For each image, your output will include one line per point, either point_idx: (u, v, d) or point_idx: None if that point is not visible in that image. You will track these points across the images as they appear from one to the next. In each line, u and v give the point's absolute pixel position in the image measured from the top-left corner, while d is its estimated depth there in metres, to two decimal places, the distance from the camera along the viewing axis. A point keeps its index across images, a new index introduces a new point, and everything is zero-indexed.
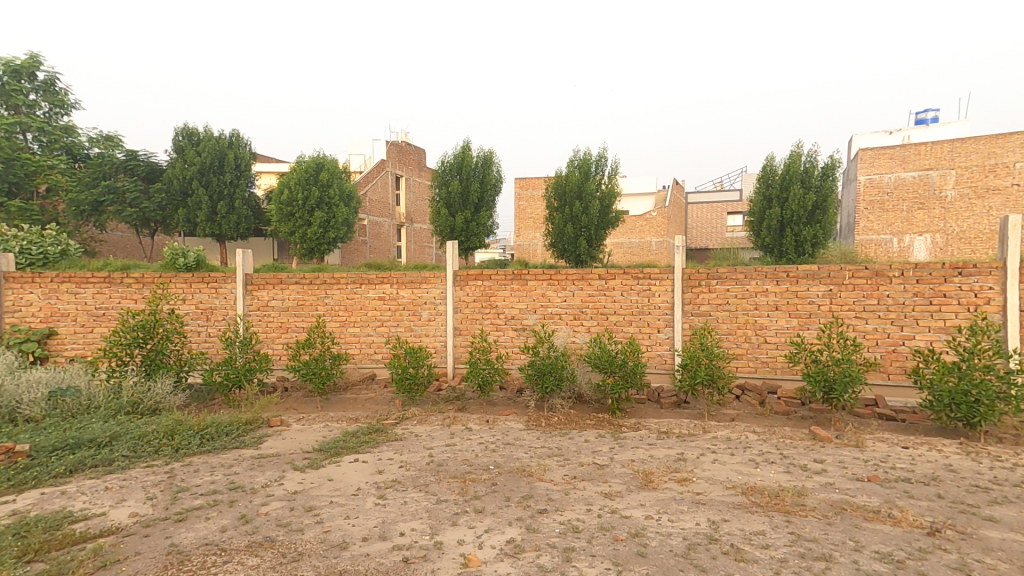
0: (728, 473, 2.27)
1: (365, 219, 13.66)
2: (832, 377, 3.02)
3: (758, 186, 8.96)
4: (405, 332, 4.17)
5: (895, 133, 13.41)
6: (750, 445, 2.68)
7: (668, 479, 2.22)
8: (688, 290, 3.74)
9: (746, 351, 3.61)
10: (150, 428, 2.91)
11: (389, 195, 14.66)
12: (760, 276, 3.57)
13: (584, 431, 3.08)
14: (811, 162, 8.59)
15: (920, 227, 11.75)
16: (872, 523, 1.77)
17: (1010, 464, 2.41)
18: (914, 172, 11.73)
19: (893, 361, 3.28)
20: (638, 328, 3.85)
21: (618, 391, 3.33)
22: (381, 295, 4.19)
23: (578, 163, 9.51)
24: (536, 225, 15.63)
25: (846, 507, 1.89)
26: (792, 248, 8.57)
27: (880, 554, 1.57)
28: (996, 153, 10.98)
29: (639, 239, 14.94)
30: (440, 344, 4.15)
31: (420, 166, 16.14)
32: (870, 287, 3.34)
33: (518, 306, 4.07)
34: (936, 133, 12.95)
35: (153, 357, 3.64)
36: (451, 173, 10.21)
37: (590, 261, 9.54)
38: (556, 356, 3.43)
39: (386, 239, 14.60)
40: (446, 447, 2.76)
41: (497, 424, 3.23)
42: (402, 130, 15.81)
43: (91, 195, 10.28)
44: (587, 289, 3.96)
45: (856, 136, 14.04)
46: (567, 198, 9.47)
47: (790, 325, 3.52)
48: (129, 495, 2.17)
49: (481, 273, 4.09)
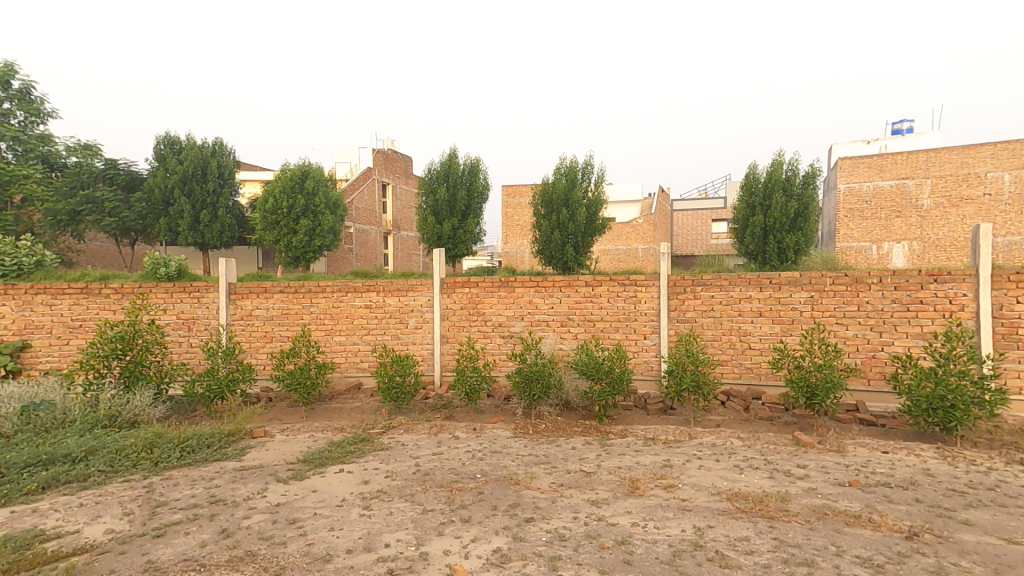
0: (712, 479, 2.29)
1: (351, 227, 13.61)
2: (814, 383, 3.05)
3: (741, 194, 9.07)
4: (392, 341, 4.15)
5: (872, 142, 13.68)
6: (735, 451, 2.70)
7: (654, 485, 2.22)
8: (673, 297, 3.77)
9: (730, 357, 3.65)
10: (128, 442, 2.85)
11: (376, 204, 14.63)
12: (744, 283, 3.62)
13: (571, 438, 3.08)
14: (792, 171, 8.73)
15: (898, 235, 11.96)
16: (853, 528, 1.79)
17: (986, 468, 2.46)
18: (891, 181, 11.97)
19: (873, 366, 3.33)
20: (625, 335, 3.87)
21: (605, 398, 3.34)
22: (368, 303, 4.17)
23: (565, 171, 9.57)
24: (523, 232, 15.66)
25: (828, 512, 1.91)
26: (775, 255, 8.67)
27: (861, 558, 1.59)
28: (969, 163, 11.25)
29: (625, 246, 15.04)
30: (427, 352, 4.13)
31: (407, 174, 16.12)
32: (850, 294, 3.39)
33: (505, 314, 4.07)
34: (912, 142, 13.23)
35: (132, 369, 3.57)
36: (438, 181, 10.21)
37: (577, 268, 9.57)
38: (544, 363, 3.43)
39: (373, 247, 14.55)
40: (433, 455, 2.75)
41: (484, 432, 3.22)
42: (389, 137, 15.80)
43: (68, 205, 10.09)
44: (573, 296, 3.98)
45: (835, 145, 14.30)
46: (554, 205, 9.52)
47: (773, 331, 3.56)
48: (104, 511, 2.13)
49: (468, 281, 4.09)
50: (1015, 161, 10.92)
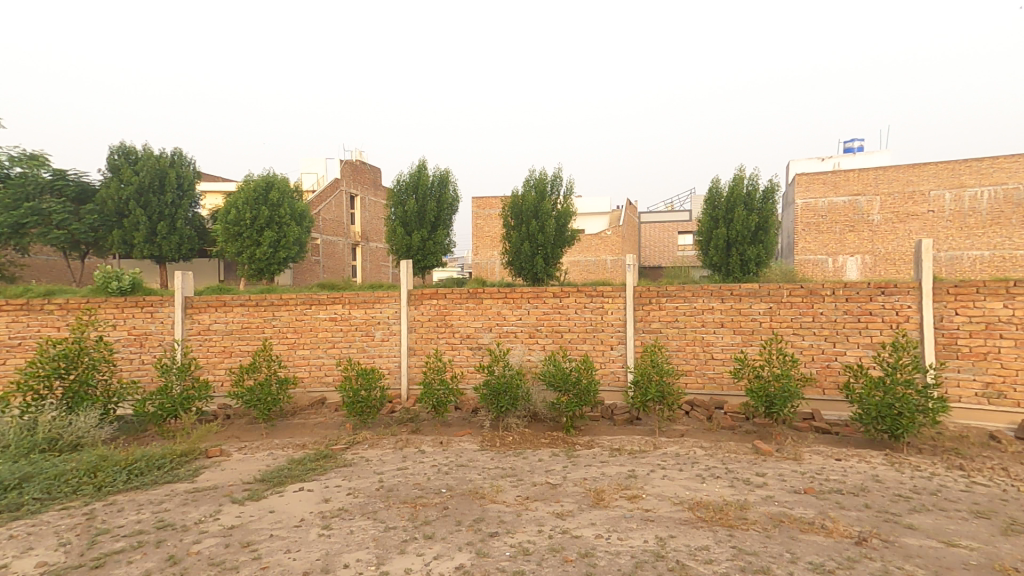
0: (676, 488, 2.32)
1: (318, 238, 13.39)
2: (772, 393, 3.14)
3: (705, 208, 9.31)
4: (358, 353, 4.09)
5: (826, 160, 14.22)
6: (698, 460, 2.75)
7: (619, 496, 2.24)
8: (639, 308, 3.83)
9: (694, 367, 3.72)
10: (68, 466, 2.72)
11: (344, 215, 14.45)
12: (706, 294, 3.70)
13: (538, 450, 3.09)
14: (753, 185, 9.00)
15: (851, 248, 12.43)
16: (807, 535, 1.84)
17: (932, 473, 2.57)
18: (844, 197, 12.46)
19: (827, 376, 3.45)
20: (592, 346, 3.90)
21: (572, 409, 3.35)
22: (333, 316, 4.11)
23: (534, 183, 9.65)
24: (493, 244, 15.69)
25: (784, 519, 1.96)
26: (738, 267, 8.91)
27: (812, 565, 1.63)
28: (914, 181, 11.80)
29: (595, 258, 15.21)
30: (394, 365, 4.09)
31: (376, 185, 15.99)
32: (805, 305, 3.51)
33: (473, 325, 4.06)
34: (863, 160, 13.80)
35: (77, 389, 3.42)
36: (406, 193, 10.17)
37: (546, 279, 9.64)
38: (512, 376, 3.43)
39: (341, 258, 14.34)
40: (398, 471, 2.71)
41: (451, 446, 3.20)
42: (357, 149, 15.65)
43: (11, 216, 9.57)
44: (542, 307, 4.00)
45: (792, 161, 14.81)
46: (524, 217, 9.58)
47: (734, 342, 3.65)
48: (39, 542, 2.02)
49: (436, 292, 4.07)
50: (954, 180, 11.47)
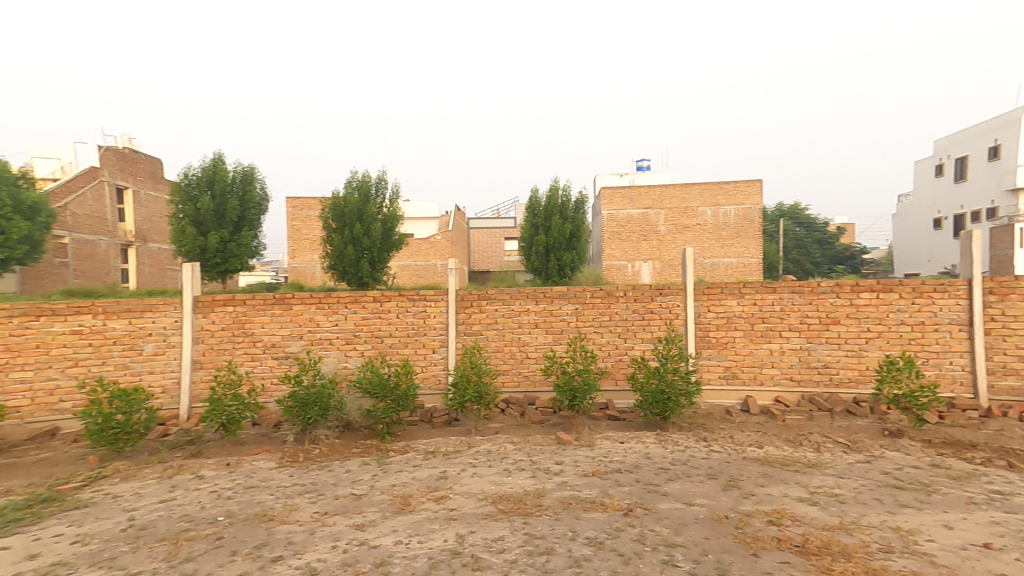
0: (483, 484, 2.36)
1: (67, 237, 11.30)
2: (575, 386, 3.38)
3: (525, 216, 9.84)
4: (114, 372, 3.52)
5: (624, 176, 16.09)
6: (506, 456, 2.84)
7: (426, 499, 2.20)
8: (460, 311, 3.86)
9: (511, 367, 3.86)
10: None
11: (106, 210, 12.36)
12: (522, 297, 3.87)
13: (347, 461, 2.91)
14: (566, 197, 9.75)
15: (646, 255, 14.20)
16: (589, 513, 1.99)
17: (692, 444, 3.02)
18: (638, 210, 14.20)
19: (620, 369, 3.83)
20: (413, 350, 3.83)
21: (389, 415, 3.23)
22: (76, 328, 3.48)
23: (357, 185, 9.27)
24: (315, 246, 14.79)
25: (573, 501, 2.10)
26: (556, 272, 9.56)
27: (589, 540, 1.77)
28: (686, 199, 13.95)
29: (424, 262, 15.18)
30: (170, 382, 3.59)
31: (155, 178, 14.01)
32: (603, 306, 3.86)
33: (279, 333, 3.73)
34: (652, 178, 15.90)
35: None
36: (197, 188, 9.07)
37: (374, 283, 9.33)
38: (323, 385, 3.20)
39: (102, 261, 12.28)
40: (161, 504, 2.34)
41: (241, 466, 2.86)
42: (126, 135, 13.49)
43: None
44: (360, 311, 3.81)
45: (599, 175, 16.47)
46: (347, 219, 9.15)
47: (546, 341, 3.87)
48: None
49: (230, 298, 3.68)
50: (713, 199, 13.84)
